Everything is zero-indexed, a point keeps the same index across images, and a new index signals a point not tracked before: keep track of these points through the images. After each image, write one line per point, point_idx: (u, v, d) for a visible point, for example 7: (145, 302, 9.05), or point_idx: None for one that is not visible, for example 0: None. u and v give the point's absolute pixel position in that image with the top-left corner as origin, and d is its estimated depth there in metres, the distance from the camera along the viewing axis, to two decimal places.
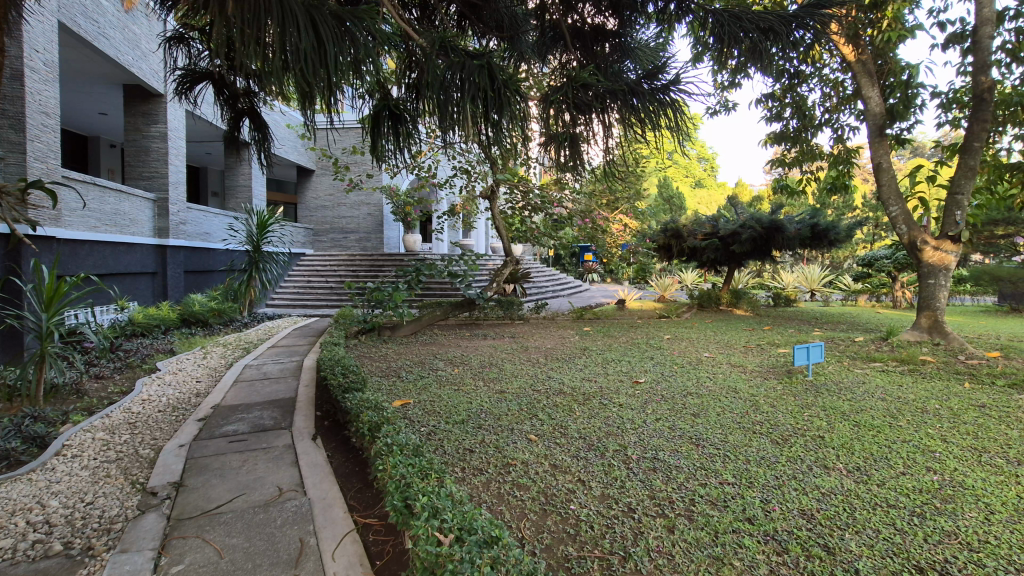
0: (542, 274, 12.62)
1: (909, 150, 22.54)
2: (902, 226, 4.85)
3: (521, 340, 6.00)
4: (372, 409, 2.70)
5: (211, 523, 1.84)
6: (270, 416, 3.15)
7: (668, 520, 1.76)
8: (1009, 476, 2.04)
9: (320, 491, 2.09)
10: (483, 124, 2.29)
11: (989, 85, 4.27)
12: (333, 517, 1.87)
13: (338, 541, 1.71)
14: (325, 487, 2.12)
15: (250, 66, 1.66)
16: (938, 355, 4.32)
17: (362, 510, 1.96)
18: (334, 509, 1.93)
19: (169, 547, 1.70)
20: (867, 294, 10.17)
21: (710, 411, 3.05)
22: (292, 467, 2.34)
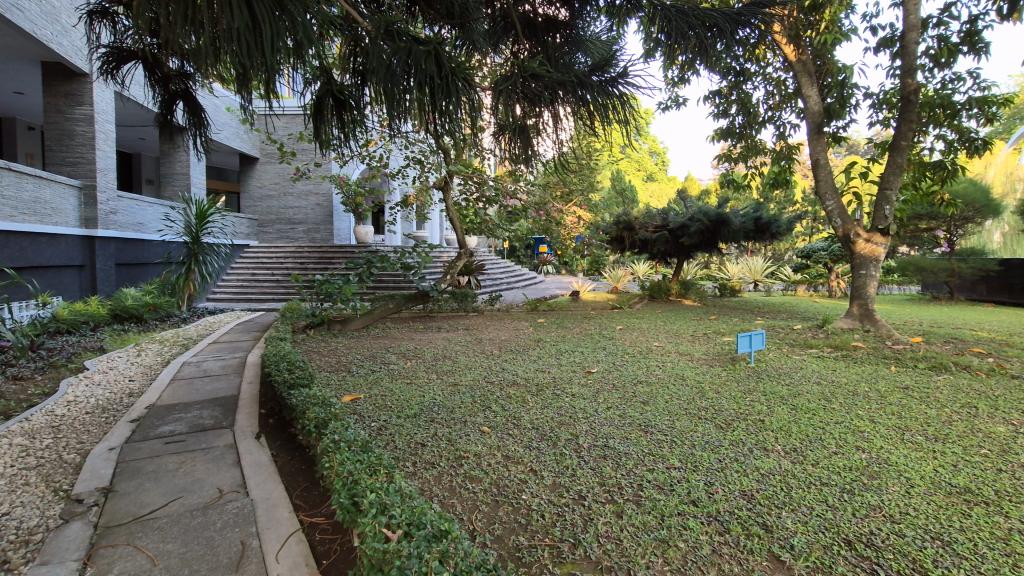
0: (497, 266, 12.59)
1: (844, 148, 23.75)
2: (837, 220, 5.10)
3: (476, 332, 5.97)
4: (319, 405, 2.61)
5: (144, 529, 1.72)
6: (211, 415, 3.00)
7: (617, 506, 1.77)
8: (928, 452, 2.18)
9: (263, 491, 1.99)
10: (432, 114, 2.21)
11: (915, 88, 4.53)
12: (276, 517, 1.78)
13: (282, 542, 1.63)
14: (268, 486, 2.03)
15: (178, 39, 1.54)
16: (868, 341, 4.60)
17: (308, 509, 1.89)
18: (278, 509, 1.85)
19: (96, 558, 1.57)
20: (805, 285, 10.74)
21: (658, 399, 3.12)
22: (233, 468, 2.23)
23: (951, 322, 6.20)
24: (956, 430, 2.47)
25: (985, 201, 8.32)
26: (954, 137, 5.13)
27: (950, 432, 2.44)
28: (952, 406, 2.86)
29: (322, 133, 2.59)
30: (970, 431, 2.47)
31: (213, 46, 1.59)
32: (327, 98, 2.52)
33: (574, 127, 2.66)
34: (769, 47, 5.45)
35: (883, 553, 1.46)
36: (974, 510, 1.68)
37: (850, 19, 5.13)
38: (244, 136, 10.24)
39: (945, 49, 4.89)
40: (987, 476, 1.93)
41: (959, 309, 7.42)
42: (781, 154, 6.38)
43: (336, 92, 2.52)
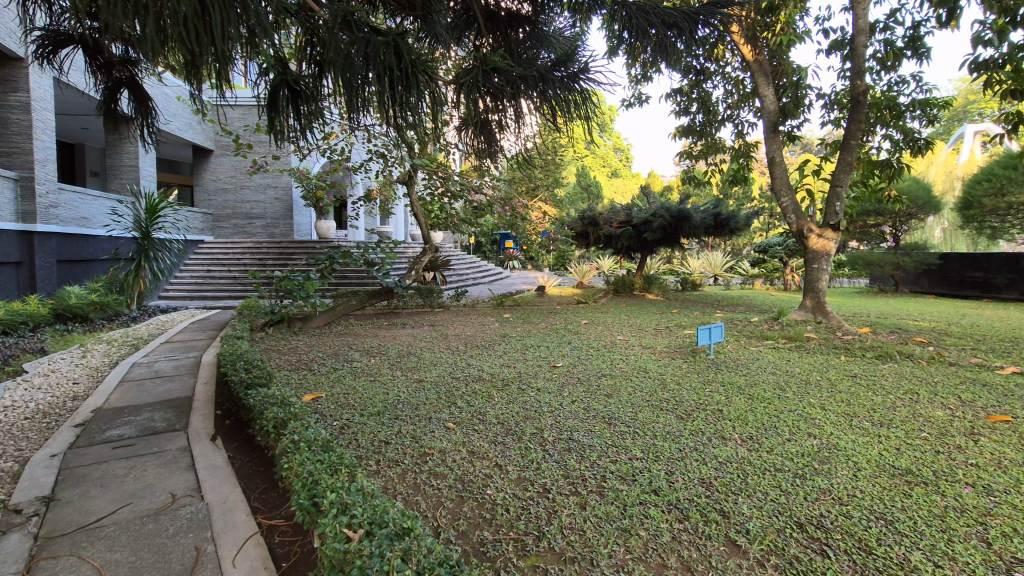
0: (463, 261, 12.53)
1: (799, 146, 24.63)
2: (792, 216, 5.28)
3: (441, 328, 5.92)
4: (279, 405, 2.54)
5: (89, 539, 1.63)
6: (163, 417, 2.87)
7: (581, 498, 1.79)
8: (874, 437, 2.29)
9: (219, 494, 1.92)
10: (393, 107, 2.16)
11: (864, 89, 4.72)
12: (233, 521, 1.72)
13: (239, 546, 1.58)
14: (225, 490, 1.96)
15: (117, 23, 1.46)
16: (820, 331, 4.79)
17: (267, 512, 1.83)
18: (235, 512, 1.79)
19: (36, 570, 1.48)
20: (762, 279, 11.12)
21: (621, 391, 3.17)
22: (186, 472, 2.14)
23: (896, 313, 6.53)
24: (899, 415, 2.60)
25: (926, 198, 8.81)
26: (900, 138, 5.38)
27: (894, 417, 2.57)
28: (896, 393, 3.02)
29: (278, 126, 2.50)
30: (912, 415, 2.60)
31: (158, 32, 1.52)
32: (281, 89, 2.42)
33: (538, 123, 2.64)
34: (728, 47, 5.58)
35: (831, 534, 1.52)
36: (914, 490, 1.77)
37: (804, 21, 5.30)
38: (197, 127, 9.84)
39: (891, 53, 5.13)
40: (926, 457, 2.04)
41: (903, 301, 7.83)
42: (739, 152, 6.56)
43: (290, 82, 2.41)
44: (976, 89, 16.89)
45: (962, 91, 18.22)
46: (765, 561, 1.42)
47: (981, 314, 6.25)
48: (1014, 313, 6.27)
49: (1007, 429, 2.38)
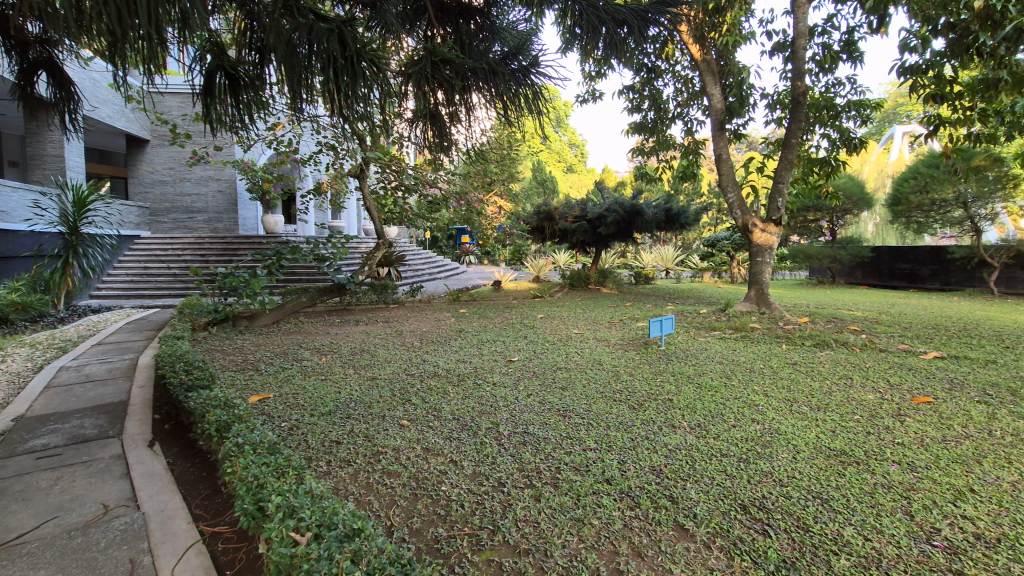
0: (418, 256, 12.36)
1: (744, 145, 25.61)
2: (738, 211, 5.48)
3: (395, 324, 5.83)
4: (221, 407, 2.41)
5: (8, 557, 1.49)
6: (94, 424, 2.68)
7: (535, 490, 1.79)
8: (812, 421, 2.40)
9: (156, 503, 1.81)
10: (341, 96, 2.05)
11: (804, 90, 4.92)
12: (172, 530, 1.63)
13: (179, 556, 1.49)
14: (163, 498, 1.85)
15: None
16: (763, 322, 5.00)
17: (210, 519, 1.74)
18: (174, 521, 1.69)
19: None
20: (710, 272, 11.53)
21: (576, 383, 3.21)
22: (119, 481, 2.00)
23: (833, 303, 6.90)
24: (834, 399, 2.75)
25: (860, 194, 9.35)
26: (837, 137, 5.67)
27: (830, 401, 2.71)
28: (832, 378, 3.19)
29: (215, 115, 2.33)
30: (846, 399, 2.75)
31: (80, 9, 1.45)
32: (216, 74, 2.23)
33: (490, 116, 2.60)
34: (677, 46, 5.71)
35: (772, 514, 1.58)
36: (847, 470, 1.86)
37: (749, 22, 5.49)
38: (130, 115, 9.26)
39: (829, 55, 5.38)
40: (858, 438, 2.16)
41: (839, 292, 8.28)
42: (689, 148, 6.73)
43: (228, 66, 2.24)
44: (903, 93, 18.03)
45: (891, 94, 19.39)
46: (711, 544, 1.46)
47: (908, 303, 6.69)
48: (936, 302, 6.75)
49: (929, 409, 2.55)
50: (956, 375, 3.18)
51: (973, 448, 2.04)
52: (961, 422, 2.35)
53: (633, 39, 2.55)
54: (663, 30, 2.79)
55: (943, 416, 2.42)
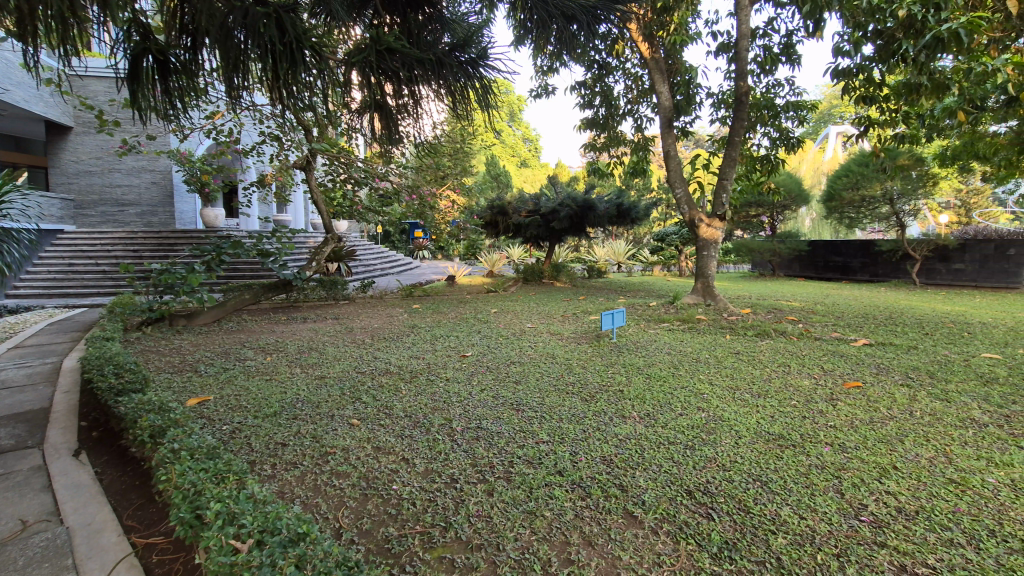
0: (370, 251, 12.11)
1: (692, 144, 26.42)
2: (685, 207, 5.62)
3: (346, 321, 5.67)
4: (155, 411, 2.27)
5: None
6: (10, 435, 2.45)
7: (488, 485, 1.78)
8: (753, 408, 2.50)
9: (83, 515, 1.68)
10: (281, 85, 1.93)
11: (747, 90, 5.10)
12: (100, 544, 1.51)
13: (107, 571, 1.37)
14: (90, 510, 1.72)
15: None
16: (709, 313, 5.18)
17: (144, 530, 1.63)
18: (104, 534, 1.57)
19: None
20: (660, 266, 11.86)
21: (529, 377, 3.22)
22: (40, 494, 1.84)
23: (773, 294, 7.23)
24: (773, 386, 2.88)
25: (798, 191, 9.85)
26: (777, 136, 5.91)
27: (769, 388, 2.83)
28: (771, 366, 3.34)
29: (145, 101, 2.06)
30: (784, 385, 2.89)
31: None
32: (144, 58, 1.98)
33: (440, 108, 2.53)
34: (628, 44, 5.80)
35: (716, 498, 1.63)
36: (785, 453, 1.94)
37: (695, 23, 5.63)
38: (48, 100, 8.56)
39: (769, 57, 5.60)
40: (795, 423, 2.26)
41: (778, 284, 8.69)
42: (639, 145, 6.86)
43: (157, 51, 2.00)
44: (836, 95, 19.12)
45: (825, 96, 20.56)
46: (658, 529, 1.49)
47: (841, 294, 7.10)
48: (865, 292, 7.20)
49: (858, 393, 2.71)
50: (882, 361, 3.39)
51: (896, 428, 2.18)
52: (886, 404, 2.50)
53: (585, 33, 2.54)
54: (614, 23, 2.79)
55: (871, 399, 2.58)
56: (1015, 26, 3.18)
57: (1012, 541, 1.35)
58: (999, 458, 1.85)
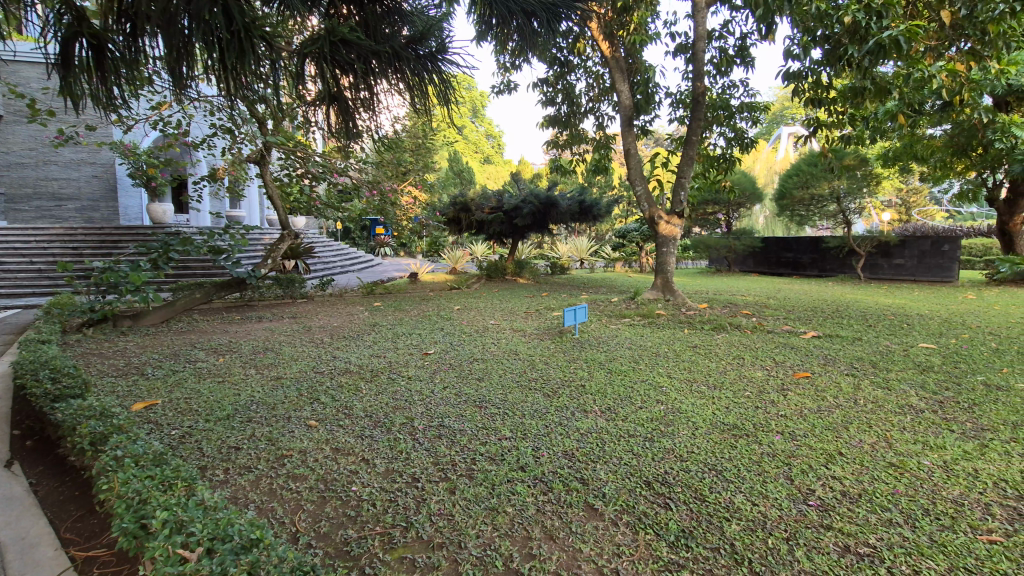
0: (329, 248, 11.84)
1: (652, 142, 26.99)
2: (645, 204, 5.71)
3: (304, 320, 5.52)
4: (96, 417, 2.13)
5: None
6: None
7: (450, 483, 1.76)
8: (709, 399, 2.57)
9: (15, 531, 1.56)
10: (231, 76, 1.81)
11: (704, 90, 5.22)
12: (34, 561, 1.40)
13: None
14: (23, 524, 1.60)
15: None
16: (668, 308, 5.30)
17: (84, 542, 1.53)
18: (38, 550, 1.47)
19: None
20: (622, 262, 12.06)
21: (492, 374, 3.21)
22: None
23: (728, 290, 7.46)
24: (728, 377, 2.97)
25: (751, 189, 10.20)
26: (732, 136, 6.09)
27: (724, 380, 2.92)
28: (727, 358, 3.45)
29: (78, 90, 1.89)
30: (739, 377, 2.99)
31: None
32: (77, 43, 1.79)
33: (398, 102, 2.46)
34: (589, 42, 5.86)
35: (674, 488, 1.66)
36: (739, 442, 2.01)
37: (654, 24, 5.73)
38: None
39: (725, 59, 5.75)
40: (748, 413, 2.34)
41: (733, 279, 8.96)
42: (600, 143, 6.94)
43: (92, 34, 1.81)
44: (788, 98, 19.91)
45: (778, 98, 21.35)
46: (618, 521, 1.51)
47: (792, 289, 7.39)
48: (814, 287, 7.52)
49: (807, 383, 2.83)
50: (829, 352, 3.55)
51: (842, 416, 2.28)
52: (833, 393, 2.62)
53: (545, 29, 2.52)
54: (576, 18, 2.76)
55: (819, 389, 2.70)
56: (949, 35, 3.36)
57: (944, 518, 1.43)
58: (933, 441, 1.96)
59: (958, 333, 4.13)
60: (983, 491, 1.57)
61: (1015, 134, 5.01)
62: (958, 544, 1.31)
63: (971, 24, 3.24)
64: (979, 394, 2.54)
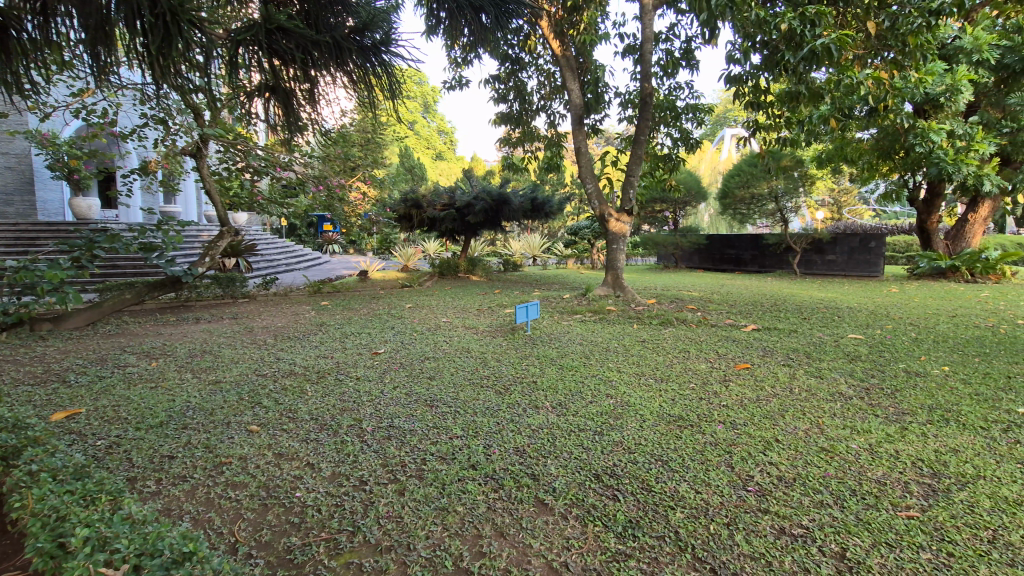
0: (273, 246, 11.39)
1: (603, 141, 27.52)
2: (595, 202, 5.78)
3: (245, 321, 5.28)
4: (6, 430, 1.94)
5: None
6: None
7: (399, 484, 1.71)
8: (657, 392, 2.62)
9: None
10: (160, 61, 1.64)
11: (651, 91, 5.33)
12: None
13: None
14: None
15: None
16: (618, 304, 5.40)
17: None
18: None
19: None
20: (574, 259, 12.23)
21: (444, 372, 3.17)
22: None
23: (675, 285, 7.69)
24: (674, 370, 3.05)
25: (696, 188, 10.56)
26: (678, 137, 6.26)
27: (671, 373, 3.00)
28: (674, 352, 3.55)
29: None
30: (684, 369, 3.08)
31: None
32: None
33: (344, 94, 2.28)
34: (540, 40, 5.87)
35: (622, 480, 1.68)
36: (684, 432, 2.06)
37: (603, 24, 5.80)
38: None
39: (671, 61, 5.91)
40: (693, 404, 2.41)
41: (681, 275, 9.25)
42: (552, 141, 6.98)
43: None
44: (730, 100, 20.80)
45: (721, 101, 22.20)
46: (567, 514, 1.51)
47: (734, 284, 7.69)
48: (754, 282, 7.88)
49: (747, 374, 2.95)
50: (768, 344, 3.71)
51: (779, 404, 2.39)
52: (771, 383, 2.74)
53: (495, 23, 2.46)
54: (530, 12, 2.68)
55: (758, 379, 2.82)
56: (874, 45, 3.54)
57: (869, 497, 1.52)
58: (860, 426, 2.07)
59: (883, 324, 4.42)
60: (903, 470, 1.68)
61: (932, 139, 5.40)
62: (881, 521, 1.39)
63: (893, 35, 3.44)
64: (900, 380, 2.73)
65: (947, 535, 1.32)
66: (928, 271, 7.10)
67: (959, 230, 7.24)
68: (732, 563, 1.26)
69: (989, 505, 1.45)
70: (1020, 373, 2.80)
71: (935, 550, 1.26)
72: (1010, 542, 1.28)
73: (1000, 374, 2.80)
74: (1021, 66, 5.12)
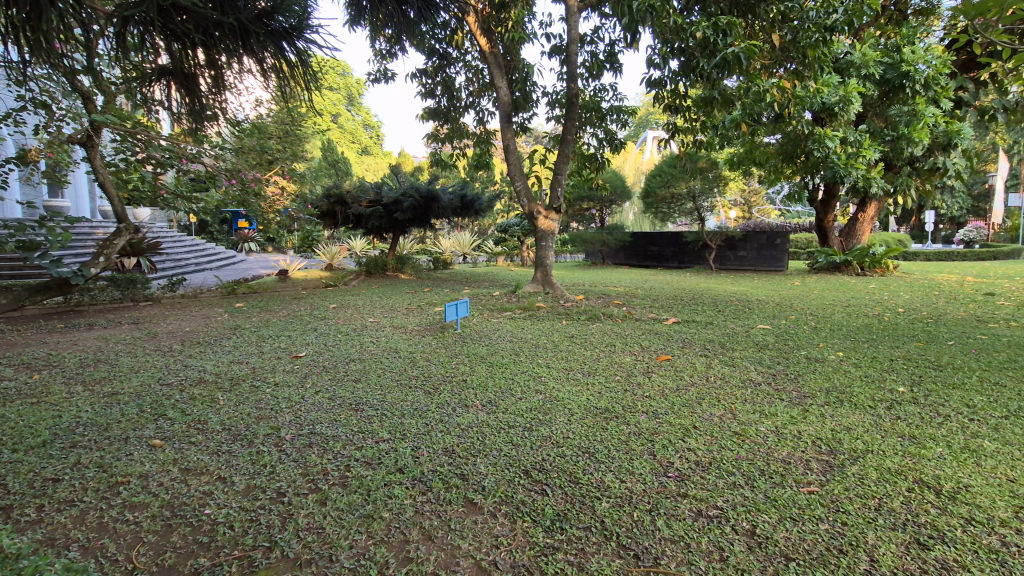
0: (181, 244, 10.54)
1: (532, 139, 27.85)
2: (524, 199, 5.80)
3: (148, 325, 4.82)
4: None
5: None
6: None
7: (321, 494, 1.60)
8: (585, 386, 2.66)
9: None
10: (30, 35, 1.40)
11: (577, 91, 5.43)
12: None
13: None
14: None
15: None
16: (547, 301, 5.46)
17: None
18: None
19: None
20: (504, 256, 12.25)
21: (370, 374, 3.04)
22: None
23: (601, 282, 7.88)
24: (602, 364, 3.11)
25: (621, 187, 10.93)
26: (603, 137, 6.41)
27: (598, 366, 3.06)
28: (600, 346, 3.62)
29: None
30: (611, 362, 3.15)
31: None
32: None
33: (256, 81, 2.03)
34: (467, 35, 5.79)
35: (550, 474, 1.68)
36: (609, 424, 2.10)
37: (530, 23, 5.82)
38: None
39: (596, 63, 6.05)
40: (618, 396, 2.46)
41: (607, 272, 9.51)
42: (481, 138, 6.93)
43: None
44: (651, 104, 21.80)
45: (643, 104, 23.18)
46: (497, 512, 1.48)
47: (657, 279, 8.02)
48: (675, 277, 8.25)
49: (668, 365, 3.06)
50: (687, 336, 3.88)
51: (697, 393, 2.49)
52: (690, 373, 2.87)
53: (418, 16, 2.34)
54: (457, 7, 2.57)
55: (678, 369, 2.95)
56: (779, 56, 3.79)
57: (776, 476, 1.61)
58: (768, 410, 2.21)
59: (788, 314, 4.78)
60: (805, 449, 1.80)
61: (828, 144, 5.85)
62: (787, 498, 1.47)
63: (795, 48, 3.68)
64: (803, 366, 2.95)
65: (842, 505, 1.42)
66: (825, 265, 7.77)
67: (851, 229, 7.96)
68: (654, 547, 1.29)
69: (876, 476, 1.58)
70: (901, 356, 3.11)
71: (833, 521, 1.35)
72: (893, 508, 1.40)
73: (885, 357, 3.09)
74: (900, 81, 5.70)
